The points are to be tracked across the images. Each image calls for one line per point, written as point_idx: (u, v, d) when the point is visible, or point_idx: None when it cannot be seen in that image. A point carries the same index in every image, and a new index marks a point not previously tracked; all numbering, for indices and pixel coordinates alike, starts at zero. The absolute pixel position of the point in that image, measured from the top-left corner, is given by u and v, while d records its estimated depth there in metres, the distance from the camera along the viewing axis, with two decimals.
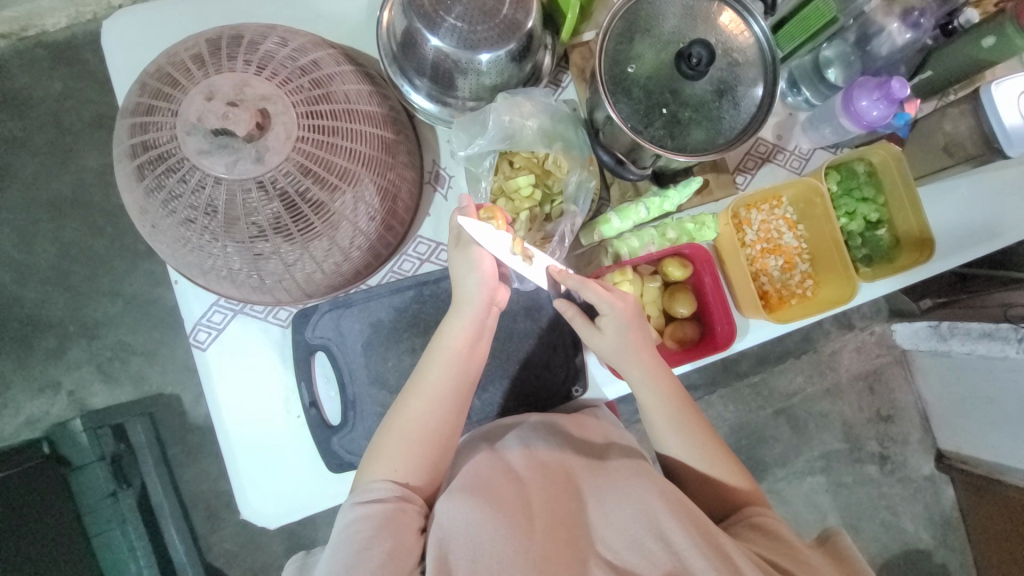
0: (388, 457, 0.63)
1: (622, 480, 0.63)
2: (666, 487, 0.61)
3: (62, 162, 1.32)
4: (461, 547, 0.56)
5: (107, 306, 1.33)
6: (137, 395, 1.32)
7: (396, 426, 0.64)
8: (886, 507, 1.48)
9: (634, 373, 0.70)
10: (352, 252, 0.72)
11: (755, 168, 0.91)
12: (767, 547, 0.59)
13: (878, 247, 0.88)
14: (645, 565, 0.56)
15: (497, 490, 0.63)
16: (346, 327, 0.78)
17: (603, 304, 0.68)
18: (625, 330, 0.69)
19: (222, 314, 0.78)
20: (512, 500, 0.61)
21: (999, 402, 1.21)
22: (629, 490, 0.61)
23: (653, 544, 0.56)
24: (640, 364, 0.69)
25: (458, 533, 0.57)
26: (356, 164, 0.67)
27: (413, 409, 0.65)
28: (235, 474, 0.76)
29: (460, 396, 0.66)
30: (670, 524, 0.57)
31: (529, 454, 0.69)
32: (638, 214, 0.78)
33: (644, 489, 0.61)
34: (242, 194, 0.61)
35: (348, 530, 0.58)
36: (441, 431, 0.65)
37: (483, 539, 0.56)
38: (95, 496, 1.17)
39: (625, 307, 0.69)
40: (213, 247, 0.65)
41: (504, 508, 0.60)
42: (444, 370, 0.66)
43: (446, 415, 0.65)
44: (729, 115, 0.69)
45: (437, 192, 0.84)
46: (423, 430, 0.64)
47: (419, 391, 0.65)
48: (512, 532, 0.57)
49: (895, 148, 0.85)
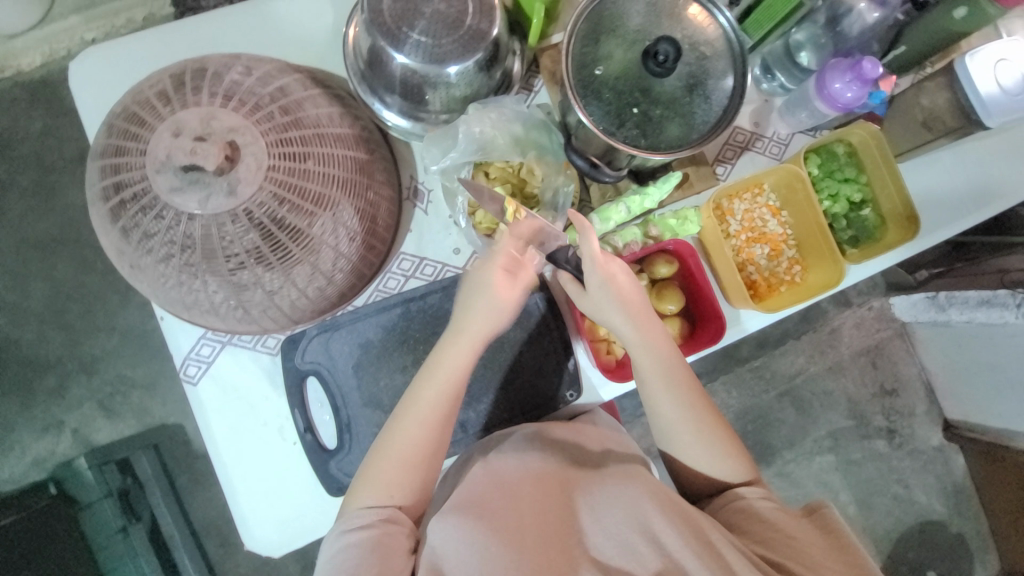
0: (376, 481, 0.62)
1: (613, 486, 0.63)
2: (656, 488, 0.61)
3: (48, 200, 1.32)
4: (454, 566, 0.57)
5: (103, 341, 1.33)
6: (139, 427, 1.32)
7: (388, 442, 0.63)
8: (897, 481, 1.47)
9: (632, 344, 0.66)
10: (335, 276, 0.72)
11: (735, 157, 0.90)
12: (762, 541, 0.57)
13: (863, 228, 0.87)
14: (636, 567, 0.56)
15: (490, 503, 0.62)
16: (336, 349, 0.77)
17: (592, 263, 0.65)
18: (619, 279, 0.66)
19: (211, 346, 0.76)
20: (506, 515, 0.61)
21: (1002, 369, 1.21)
22: (622, 494, 0.62)
23: (643, 548, 0.57)
24: (639, 332, 0.66)
25: (450, 553, 0.58)
26: (330, 188, 0.67)
27: (407, 436, 0.63)
28: (236, 503, 0.74)
29: (450, 415, 0.65)
30: (661, 525, 0.57)
31: (522, 464, 0.68)
32: (619, 214, 0.79)
33: (635, 492, 0.61)
34: (218, 227, 0.61)
35: (341, 555, 0.58)
36: (427, 453, 0.64)
37: (475, 556, 0.57)
38: (106, 533, 1.20)
39: (615, 270, 0.65)
40: (195, 282, 0.65)
41: (497, 525, 0.60)
42: (435, 395, 0.64)
43: (439, 438, 0.64)
44: (701, 108, 0.69)
45: (416, 206, 0.82)
46: (415, 454, 0.63)
47: (413, 416, 0.63)
48: (506, 547, 0.57)
49: (872, 127, 0.85)
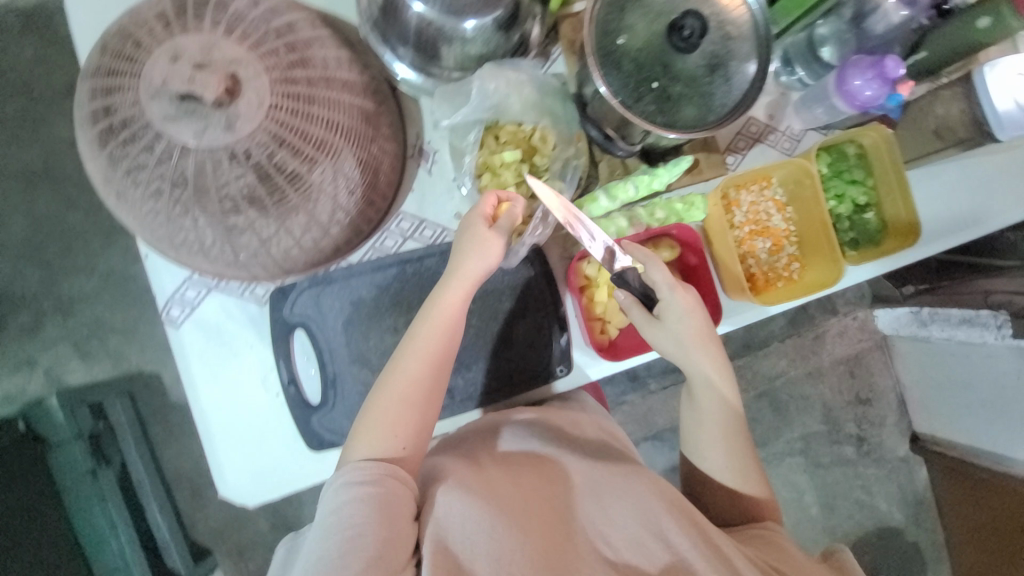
0: (369, 432, 0.59)
1: (623, 482, 0.64)
2: (666, 488, 0.63)
3: (32, 131, 1.27)
4: (462, 547, 0.55)
5: (82, 282, 1.29)
6: (115, 373, 1.30)
7: (388, 399, 0.61)
8: (861, 486, 1.52)
9: (695, 364, 0.71)
10: (331, 228, 0.69)
11: (747, 148, 0.89)
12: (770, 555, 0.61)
13: (865, 231, 0.88)
14: (645, 563, 0.57)
15: (499, 487, 0.62)
16: (326, 304, 0.76)
17: (669, 289, 0.69)
18: (694, 310, 0.70)
19: (196, 290, 0.74)
20: (513, 497, 0.60)
21: (973, 388, 1.25)
22: (631, 492, 0.62)
23: (654, 545, 0.58)
24: (703, 352, 0.70)
25: (458, 533, 0.56)
26: (333, 135, 0.64)
27: (404, 374, 0.61)
28: (212, 451, 0.73)
29: (444, 360, 0.63)
30: (670, 526, 0.58)
31: (526, 454, 0.68)
32: (627, 193, 0.77)
33: (644, 490, 0.62)
34: (213, 163, 0.59)
35: (342, 514, 0.54)
36: (428, 402, 0.62)
37: (485, 537, 0.55)
38: (75, 474, 1.14)
39: (685, 295, 0.70)
40: (184, 220, 0.63)
41: (506, 507, 0.58)
42: (431, 338, 0.63)
43: (431, 382, 0.63)
44: (721, 91, 0.68)
45: (421, 165, 0.80)
46: (411, 397, 0.61)
47: (411, 357, 0.62)
48: (519, 530, 0.56)
49: (886, 130, 0.85)
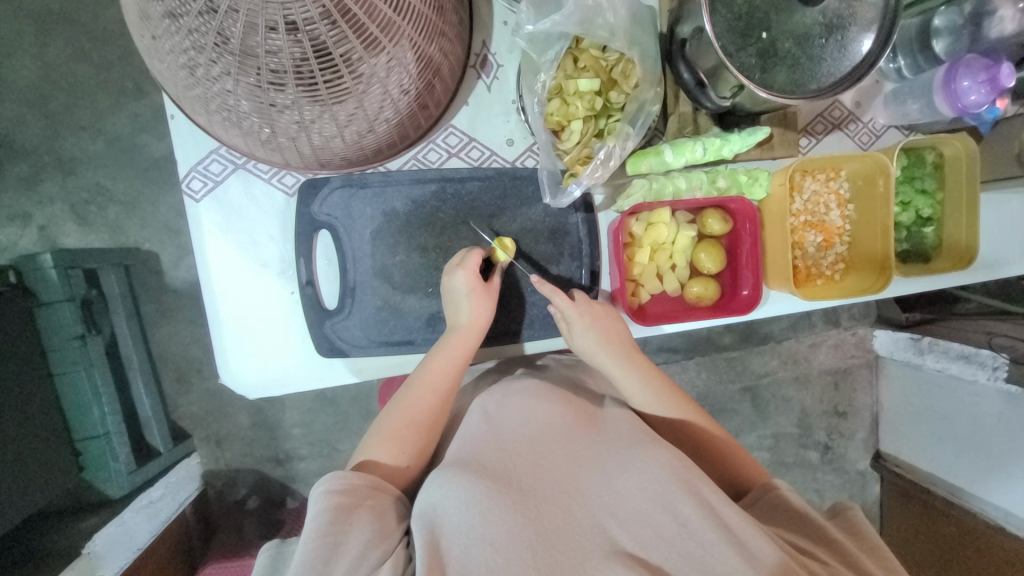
0: (374, 447, 0.63)
1: (625, 452, 0.60)
2: (677, 458, 0.59)
3: None
4: (454, 528, 0.54)
5: (85, 142, 1.22)
6: (111, 244, 1.25)
7: (391, 419, 0.64)
8: (814, 489, 1.56)
9: (603, 365, 0.72)
10: (378, 124, 0.64)
11: (823, 133, 0.83)
12: (789, 531, 0.57)
13: (919, 244, 0.84)
14: (651, 536, 0.54)
15: (495, 460, 0.60)
16: (357, 209, 0.71)
17: (566, 307, 0.71)
18: (597, 318, 0.72)
19: (222, 165, 0.69)
20: (506, 468, 0.59)
21: (950, 418, 1.29)
22: (633, 462, 0.58)
23: (660, 516, 0.55)
24: (608, 356, 0.71)
25: (450, 514, 0.55)
26: (401, 17, 0.56)
27: (413, 398, 0.65)
28: (217, 337, 0.70)
29: (451, 388, 0.67)
30: (680, 498, 0.55)
31: (525, 420, 0.65)
32: (694, 153, 0.71)
33: (648, 460, 0.58)
34: (265, 21, 0.51)
35: (321, 521, 0.53)
36: (431, 427, 0.65)
37: (479, 517, 0.54)
38: (62, 336, 1.10)
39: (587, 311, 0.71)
40: (223, 82, 0.56)
41: (501, 482, 0.57)
42: (442, 366, 0.67)
43: (437, 406, 0.65)
44: (831, 58, 0.61)
45: (480, 79, 0.73)
46: (417, 419, 0.64)
47: (420, 380, 0.66)
48: (514, 506, 0.55)
49: (970, 140, 0.80)
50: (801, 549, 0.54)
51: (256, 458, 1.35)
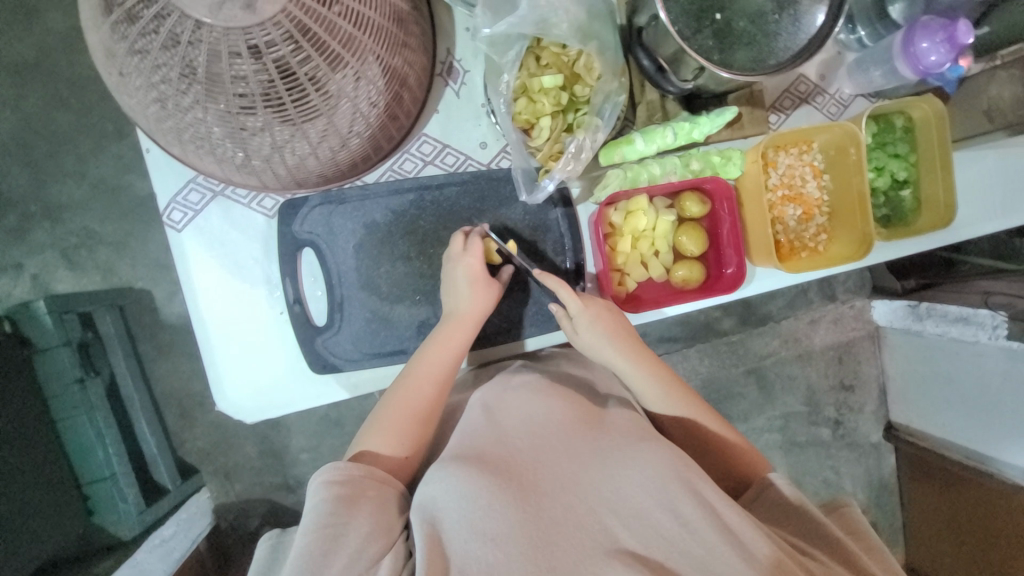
0: (377, 433, 0.63)
1: (627, 447, 0.60)
2: (678, 456, 0.58)
3: (23, 21, 1.19)
4: (453, 522, 0.54)
5: (71, 188, 1.23)
6: (104, 286, 1.25)
7: (390, 405, 0.64)
8: (830, 466, 1.56)
9: (610, 360, 0.71)
10: (350, 140, 0.64)
11: (792, 108, 0.84)
12: (790, 530, 0.57)
13: (898, 208, 0.85)
14: (651, 536, 0.53)
15: (496, 458, 0.59)
16: (337, 225, 0.72)
17: (571, 303, 0.71)
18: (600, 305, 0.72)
19: (200, 193, 0.70)
20: (508, 467, 0.58)
21: (959, 382, 1.28)
22: (635, 459, 0.58)
23: (662, 516, 0.54)
24: (615, 349, 0.71)
25: (450, 509, 0.55)
26: (362, 32, 0.57)
27: (411, 387, 0.65)
28: (211, 364, 0.71)
29: (449, 375, 0.67)
30: (682, 498, 0.54)
31: (527, 416, 0.65)
32: (665, 138, 0.72)
33: (650, 457, 0.58)
34: (229, 51, 0.52)
35: (320, 512, 0.53)
36: (431, 415, 0.65)
37: (479, 514, 0.53)
38: (61, 381, 1.10)
39: (588, 306, 0.71)
40: (193, 114, 0.57)
41: (502, 480, 0.56)
42: (440, 353, 0.67)
43: (433, 394, 0.65)
44: (786, 33, 0.62)
45: (448, 85, 0.74)
46: (418, 406, 0.65)
47: (418, 367, 0.66)
48: (516, 503, 0.54)
49: (940, 104, 0.81)
50: (799, 549, 0.55)
51: (266, 487, 1.34)
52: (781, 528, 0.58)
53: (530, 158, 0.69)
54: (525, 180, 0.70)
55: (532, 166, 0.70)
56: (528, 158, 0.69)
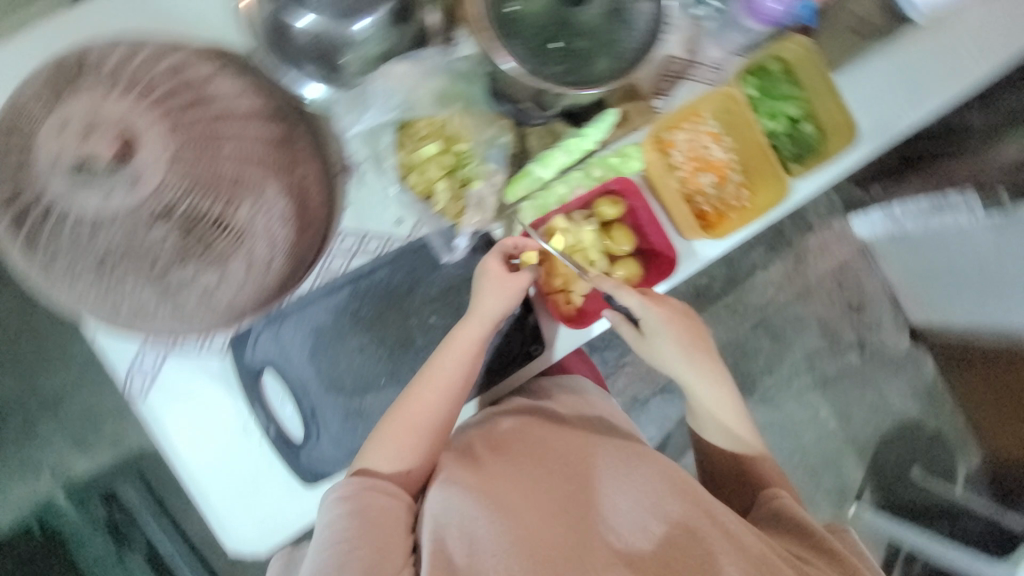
0: (379, 452, 0.69)
1: (621, 464, 0.71)
2: (672, 474, 0.70)
3: None
4: (457, 538, 0.63)
5: (63, 375, 1.28)
6: (118, 455, 1.28)
7: (389, 424, 0.70)
8: (871, 388, 1.54)
9: (673, 362, 0.81)
10: (273, 264, 0.67)
11: (672, 88, 0.87)
12: (788, 537, 0.69)
13: (806, 142, 0.87)
14: (642, 537, 0.64)
15: (500, 484, 0.68)
16: (287, 340, 0.75)
17: (646, 309, 0.77)
18: (619, 326, 0.81)
19: (152, 358, 0.72)
20: (512, 491, 0.67)
21: (954, 269, 1.23)
22: (633, 475, 0.70)
23: (656, 522, 0.65)
24: (676, 351, 0.80)
25: (455, 527, 0.63)
26: (246, 169, 0.63)
27: (416, 406, 0.71)
28: (208, 508, 0.73)
29: (452, 400, 0.72)
30: (673, 504, 0.66)
31: (528, 440, 0.75)
32: (559, 159, 0.77)
33: (647, 473, 0.70)
34: (133, 227, 0.57)
35: (337, 526, 0.63)
36: (435, 432, 0.71)
37: (484, 531, 0.62)
38: (107, 562, 1.21)
39: (660, 310, 0.78)
40: (122, 290, 0.62)
41: (507, 503, 0.65)
42: (444, 377, 0.72)
43: (439, 417, 0.71)
44: (625, 34, 0.66)
45: (348, 181, 0.77)
46: (420, 422, 0.70)
47: (421, 393, 0.71)
48: (520, 519, 0.64)
49: (802, 39, 0.84)
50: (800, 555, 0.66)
51: None
52: (780, 533, 0.70)
53: (439, 217, 0.77)
54: (442, 238, 0.78)
55: (443, 222, 0.77)
56: (437, 218, 0.77)
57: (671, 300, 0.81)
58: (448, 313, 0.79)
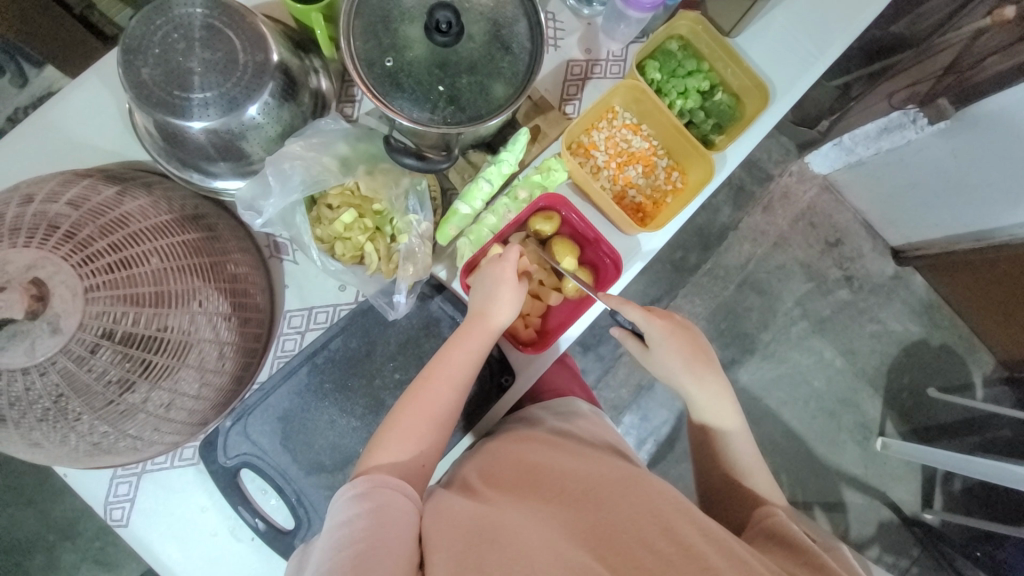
0: (388, 453, 0.65)
1: (625, 483, 0.62)
2: (674, 496, 0.60)
3: None
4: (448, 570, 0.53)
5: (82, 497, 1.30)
6: None
7: (401, 419, 0.67)
8: (870, 319, 1.52)
9: (677, 376, 0.79)
10: (224, 365, 0.69)
11: (579, 91, 0.88)
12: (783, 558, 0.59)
13: (723, 111, 0.86)
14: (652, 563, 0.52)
15: (500, 513, 0.59)
16: (256, 433, 0.74)
17: (645, 322, 0.78)
18: (625, 341, 0.85)
19: (126, 484, 0.74)
20: (512, 518, 0.58)
21: (920, 181, 1.23)
22: (638, 493, 0.60)
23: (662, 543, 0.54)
24: (680, 365, 0.79)
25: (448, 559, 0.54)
26: (167, 283, 0.62)
27: (426, 401, 0.68)
28: None
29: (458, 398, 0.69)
30: (681, 525, 0.56)
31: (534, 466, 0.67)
32: (482, 190, 0.76)
33: (653, 492, 0.60)
34: (66, 371, 0.56)
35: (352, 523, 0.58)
36: (440, 427, 0.68)
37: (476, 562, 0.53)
38: None
39: (661, 324, 0.79)
40: (71, 432, 0.60)
41: (504, 534, 0.56)
42: (450, 371, 0.69)
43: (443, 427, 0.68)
44: (507, 59, 0.65)
45: (284, 260, 0.81)
46: (430, 414, 0.68)
47: (430, 387, 0.68)
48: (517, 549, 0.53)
49: (694, 13, 0.85)
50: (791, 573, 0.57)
51: None
52: (774, 552, 0.60)
53: (376, 278, 0.76)
54: (386, 303, 0.76)
55: (380, 279, 0.76)
56: (375, 279, 0.76)
57: (673, 315, 0.82)
58: (409, 367, 0.77)
